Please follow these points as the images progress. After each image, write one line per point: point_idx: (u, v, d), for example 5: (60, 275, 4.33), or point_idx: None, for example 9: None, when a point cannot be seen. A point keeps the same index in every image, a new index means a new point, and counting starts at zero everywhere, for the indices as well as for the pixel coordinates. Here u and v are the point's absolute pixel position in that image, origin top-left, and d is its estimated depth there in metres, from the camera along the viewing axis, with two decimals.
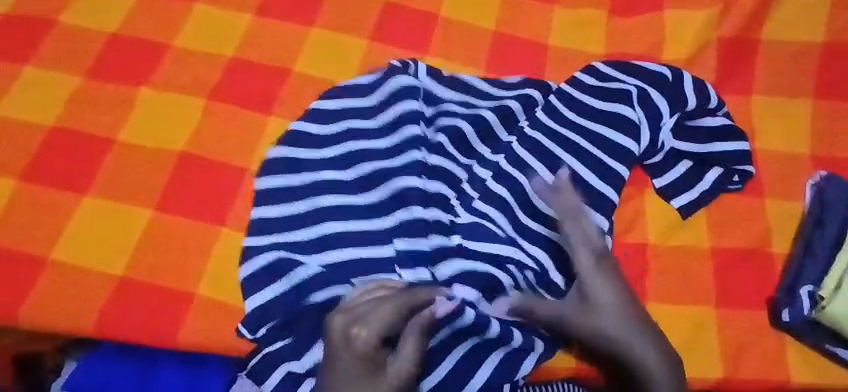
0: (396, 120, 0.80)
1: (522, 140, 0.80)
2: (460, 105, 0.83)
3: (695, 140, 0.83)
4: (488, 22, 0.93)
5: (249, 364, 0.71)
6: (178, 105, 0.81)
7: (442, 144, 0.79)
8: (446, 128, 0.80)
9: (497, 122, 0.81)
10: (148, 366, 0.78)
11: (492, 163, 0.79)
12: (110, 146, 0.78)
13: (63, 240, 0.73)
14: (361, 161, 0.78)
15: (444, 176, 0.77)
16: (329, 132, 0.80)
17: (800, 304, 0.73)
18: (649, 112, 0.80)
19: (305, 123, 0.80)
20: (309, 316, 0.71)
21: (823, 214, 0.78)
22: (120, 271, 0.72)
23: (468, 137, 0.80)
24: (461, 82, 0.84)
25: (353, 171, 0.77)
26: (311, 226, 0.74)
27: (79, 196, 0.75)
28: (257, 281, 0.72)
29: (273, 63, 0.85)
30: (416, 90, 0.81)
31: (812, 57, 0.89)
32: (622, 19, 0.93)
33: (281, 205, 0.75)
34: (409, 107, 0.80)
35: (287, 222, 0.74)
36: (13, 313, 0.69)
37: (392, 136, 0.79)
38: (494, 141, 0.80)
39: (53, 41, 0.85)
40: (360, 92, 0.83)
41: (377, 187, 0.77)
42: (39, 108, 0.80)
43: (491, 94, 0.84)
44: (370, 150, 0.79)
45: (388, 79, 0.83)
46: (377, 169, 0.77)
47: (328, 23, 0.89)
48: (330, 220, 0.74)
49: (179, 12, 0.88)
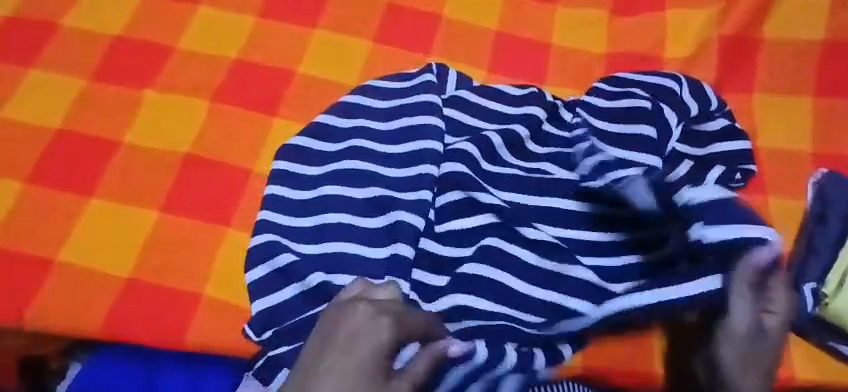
0: (397, 141, 0.79)
1: (534, 162, 0.79)
2: (466, 126, 0.80)
3: (696, 143, 0.83)
4: (490, 22, 0.93)
5: (255, 365, 0.70)
6: (182, 106, 0.82)
7: (452, 169, 0.75)
8: (457, 154, 0.77)
9: (505, 142, 0.78)
10: (154, 368, 0.78)
11: (503, 188, 0.76)
12: (115, 148, 0.79)
13: (70, 241, 0.73)
14: (365, 182, 0.76)
15: (454, 203, 0.75)
16: (333, 149, 0.78)
17: (803, 301, 0.73)
18: (657, 126, 0.80)
19: (312, 136, 0.79)
20: (317, 321, 0.69)
21: (825, 211, 0.78)
22: (126, 273, 0.72)
23: (484, 158, 0.77)
24: (465, 100, 0.82)
25: (362, 191, 0.75)
26: (318, 236, 0.73)
27: (84, 198, 0.76)
28: (265, 285, 0.71)
29: (276, 65, 0.86)
30: (430, 106, 0.80)
31: (813, 55, 0.89)
32: (623, 19, 0.94)
33: (289, 213, 0.75)
34: (424, 122, 0.79)
35: (291, 232, 0.74)
36: (20, 314, 0.70)
37: (402, 155, 0.77)
38: (510, 164, 0.78)
39: (57, 44, 0.85)
40: (364, 102, 0.82)
41: (381, 214, 0.74)
42: (44, 111, 0.81)
43: (502, 116, 0.82)
44: (374, 170, 0.77)
45: (406, 95, 0.82)
46: (383, 193, 0.75)
47: (330, 24, 0.90)
48: (334, 234, 0.73)
49: (182, 15, 0.89)
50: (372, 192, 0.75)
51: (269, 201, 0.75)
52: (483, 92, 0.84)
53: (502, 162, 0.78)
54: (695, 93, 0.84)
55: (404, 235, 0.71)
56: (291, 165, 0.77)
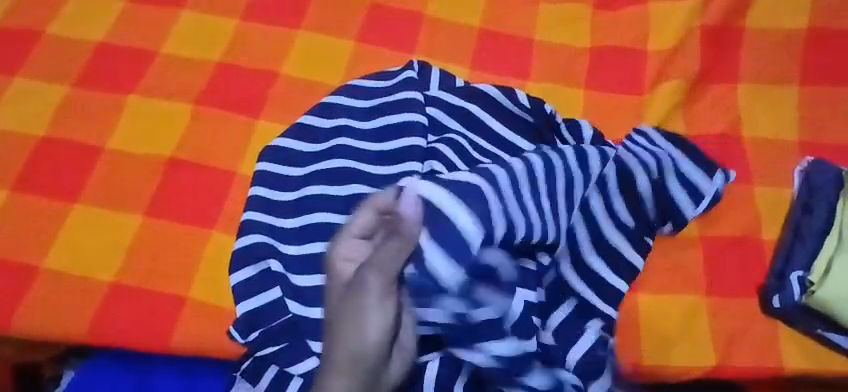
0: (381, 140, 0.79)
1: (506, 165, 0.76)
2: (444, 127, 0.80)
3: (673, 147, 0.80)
4: (473, 18, 0.93)
5: (243, 366, 0.70)
6: (167, 110, 0.82)
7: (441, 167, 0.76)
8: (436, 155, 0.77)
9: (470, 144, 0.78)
10: (146, 373, 0.79)
11: None
12: (100, 153, 0.79)
13: (56, 247, 0.74)
14: (348, 180, 0.76)
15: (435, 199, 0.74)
16: (320, 149, 0.79)
17: (790, 290, 0.72)
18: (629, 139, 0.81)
19: (293, 139, 0.79)
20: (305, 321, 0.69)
21: (811, 198, 0.78)
22: (112, 276, 0.72)
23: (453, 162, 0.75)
24: (446, 97, 0.81)
25: (344, 190, 0.76)
26: (306, 238, 0.73)
27: (70, 204, 0.76)
28: (249, 287, 0.71)
29: (260, 67, 0.86)
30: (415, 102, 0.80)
31: (797, 45, 0.89)
32: (605, 13, 0.94)
33: (273, 216, 0.74)
34: (409, 118, 0.79)
35: (278, 232, 0.73)
36: (6, 321, 0.70)
37: (385, 147, 0.78)
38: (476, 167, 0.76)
39: (42, 51, 0.86)
40: (353, 100, 0.82)
41: None
42: (27, 118, 0.81)
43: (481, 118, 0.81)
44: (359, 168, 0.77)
45: (393, 91, 0.82)
46: (366, 193, 0.75)
47: (313, 25, 0.90)
48: (321, 235, 0.73)
49: (166, 19, 0.89)
50: (355, 190, 0.75)
51: (253, 201, 0.75)
52: (468, 92, 0.82)
53: (469, 164, 0.77)
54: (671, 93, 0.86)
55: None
56: (275, 167, 0.77)
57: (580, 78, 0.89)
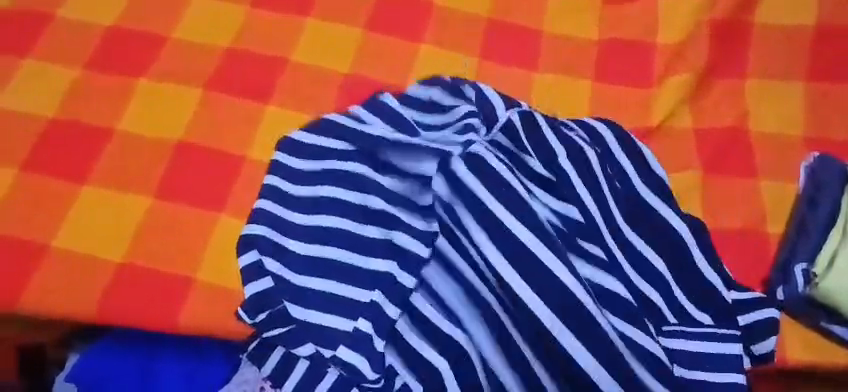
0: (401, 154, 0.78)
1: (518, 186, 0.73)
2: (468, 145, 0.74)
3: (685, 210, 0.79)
4: (482, 9, 0.93)
5: (250, 348, 0.72)
6: (176, 95, 0.83)
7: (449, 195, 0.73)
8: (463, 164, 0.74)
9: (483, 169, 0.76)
10: (150, 357, 0.79)
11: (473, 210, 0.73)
12: (109, 136, 0.79)
13: (65, 228, 0.74)
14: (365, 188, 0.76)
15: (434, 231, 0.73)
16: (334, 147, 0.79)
17: (795, 281, 0.73)
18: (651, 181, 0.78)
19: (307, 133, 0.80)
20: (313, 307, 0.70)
21: (816, 193, 0.78)
22: (120, 257, 0.73)
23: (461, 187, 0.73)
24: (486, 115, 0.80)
25: (358, 197, 0.76)
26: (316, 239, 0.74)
27: (80, 185, 0.76)
28: (251, 272, 0.72)
29: (270, 54, 0.86)
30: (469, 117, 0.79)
31: (805, 41, 0.90)
32: (614, 6, 0.94)
33: (284, 208, 0.75)
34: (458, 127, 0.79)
35: (284, 224, 0.75)
36: (15, 299, 0.71)
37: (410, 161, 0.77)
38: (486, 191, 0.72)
39: (52, 34, 0.86)
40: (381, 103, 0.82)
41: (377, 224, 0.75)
42: (37, 100, 0.81)
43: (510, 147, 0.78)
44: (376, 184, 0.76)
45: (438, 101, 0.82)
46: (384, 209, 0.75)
47: (324, 13, 0.90)
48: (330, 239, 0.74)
49: (177, 5, 0.89)
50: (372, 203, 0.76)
51: (266, 190, 0.76)
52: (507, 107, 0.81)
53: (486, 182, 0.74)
54: (676, 89, 0.86)
55: (407, 261, 0.72)
56: (287, 155, 0.78)
57: (588, 71, 0.89)
